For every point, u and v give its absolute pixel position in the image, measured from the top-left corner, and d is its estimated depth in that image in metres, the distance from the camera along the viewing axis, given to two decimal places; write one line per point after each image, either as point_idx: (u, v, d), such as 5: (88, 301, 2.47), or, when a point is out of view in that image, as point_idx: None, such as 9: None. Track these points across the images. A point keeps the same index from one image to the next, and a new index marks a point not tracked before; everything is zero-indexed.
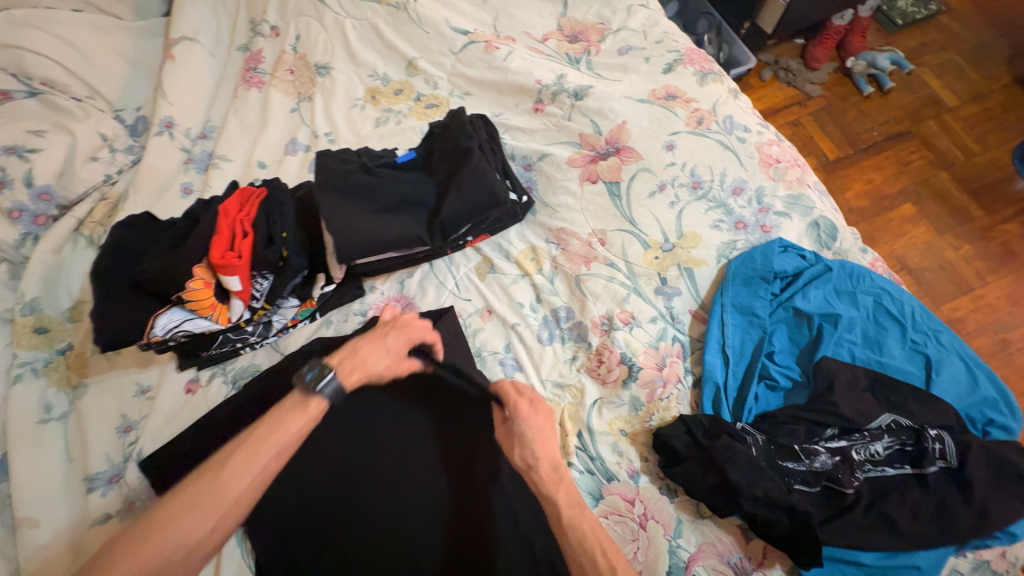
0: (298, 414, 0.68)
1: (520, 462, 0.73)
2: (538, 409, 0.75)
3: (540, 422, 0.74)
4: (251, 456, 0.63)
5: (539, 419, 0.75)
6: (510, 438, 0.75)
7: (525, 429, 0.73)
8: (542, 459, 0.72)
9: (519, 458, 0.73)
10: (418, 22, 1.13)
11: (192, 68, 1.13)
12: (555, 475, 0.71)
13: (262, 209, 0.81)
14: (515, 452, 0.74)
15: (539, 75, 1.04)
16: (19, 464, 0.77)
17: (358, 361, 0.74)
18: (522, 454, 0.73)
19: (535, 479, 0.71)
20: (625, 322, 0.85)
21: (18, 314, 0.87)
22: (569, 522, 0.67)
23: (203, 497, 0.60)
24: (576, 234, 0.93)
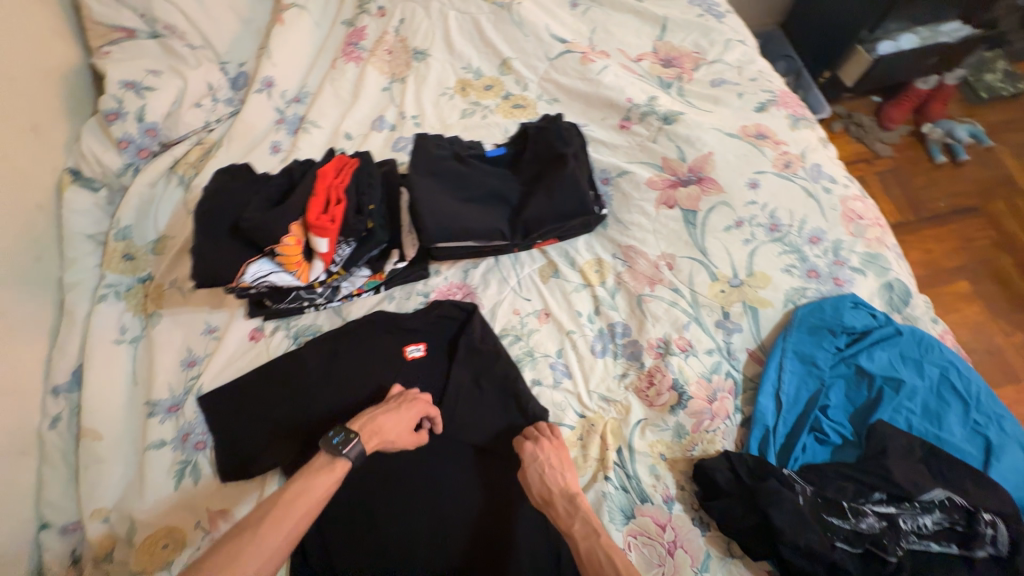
0: (325, 475, 0.68)
1: (539, 499, 0.75)
2: (544, 445, 0.78)
3: (549, 455, 0.77)
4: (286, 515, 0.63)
5: (551, 458, 0.77)
6: (527, 478, 0.77)
7: (537, 470, 0.76)
8: (556, 491, 0.74)
9: (536, 495, 0.75)
10: (518, 24, 1.16)
11: (299, 35, 1.18)
12: (571, 508, 0.73)
13: (354, 180, 0.85)
14: (529, 491, 0.76)
15: (631, 93, 1.05)
16: (93, 378, 0.83)
17: (376, 425, 0.75)
18: (535, 492, 0.75)
19: (554, 512, 0.73)
20: (682, 349, 0.86)
21: (112, 239, 0.94)
22: (586, 553, 0.68)
23: (241, 555, 0.58)
24: (644, 254, 0.94)
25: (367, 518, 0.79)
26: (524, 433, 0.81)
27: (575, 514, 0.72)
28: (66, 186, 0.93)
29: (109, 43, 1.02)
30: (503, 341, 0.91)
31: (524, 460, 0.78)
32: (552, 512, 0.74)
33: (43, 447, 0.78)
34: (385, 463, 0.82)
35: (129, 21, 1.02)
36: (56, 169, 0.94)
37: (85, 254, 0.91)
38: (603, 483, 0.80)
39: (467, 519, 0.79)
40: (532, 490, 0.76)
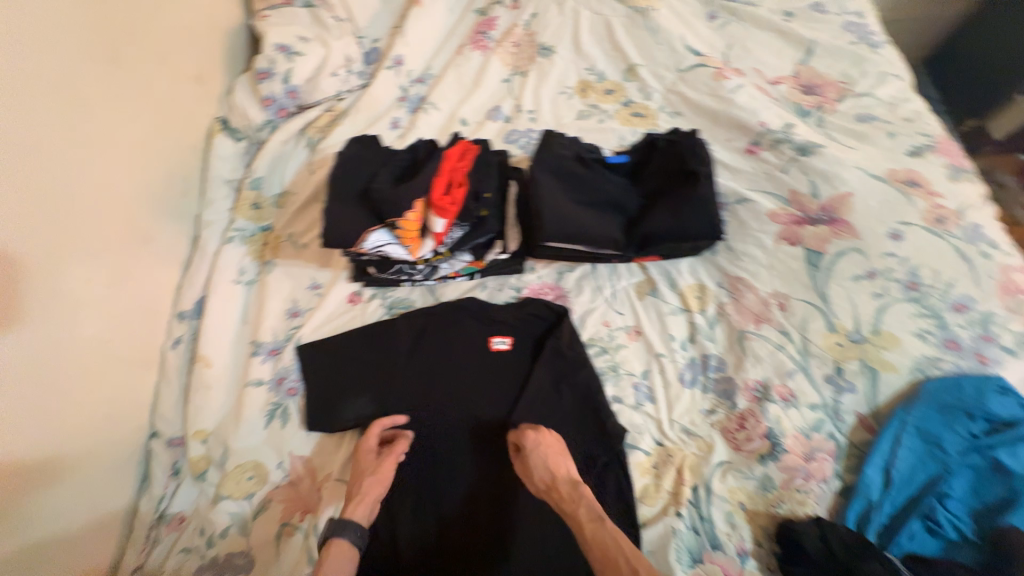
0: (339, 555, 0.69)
1: (540, 484, 0.75)
2: (544, 433, 0.79)
3: (550, 443, 0.78)
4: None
5: (553, 446, 0.78)
6: (527, 468, 0.77)
7: (540, 456, 0.76)
8: (561, 476, 0.74)
9: (536, 481, 0.75)
10: (652, 31, 1.13)
11: (434, 19, 1.22)
12: (573, 494, 0.73)
13: (474, 167, 0.86)
14: (531, 480, 0.76)
15: (766, 117, 0.99)
16: (212, 311, 0.90)
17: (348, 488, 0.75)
18: (535, 480, 0.75)
19: (560, 497, 0.73)
20: (782, 398, 0.80)
21: (245, 187, 1.02)
22: (594, 536, 0.67)
23: None
24: (754, 289, 0.88)
25: (432, 497, 0.79)
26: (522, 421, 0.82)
27: (579, 500, 0.72)
28: (215, 132, 1.02)
29: (269, 8, 1.10)
30: (588, 350, 0.89)
31: (525, 449, 0.78)
32: (559, 497, 0.73)
33: (163, 364, 0.87)
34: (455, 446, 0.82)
35: None
36: (210, 117, 1.03)
37: (221, 197, 1.00)
38: (674, 519, 0.76)
39: (500, 510, 0.78)
40: (532, 479, 0.75)
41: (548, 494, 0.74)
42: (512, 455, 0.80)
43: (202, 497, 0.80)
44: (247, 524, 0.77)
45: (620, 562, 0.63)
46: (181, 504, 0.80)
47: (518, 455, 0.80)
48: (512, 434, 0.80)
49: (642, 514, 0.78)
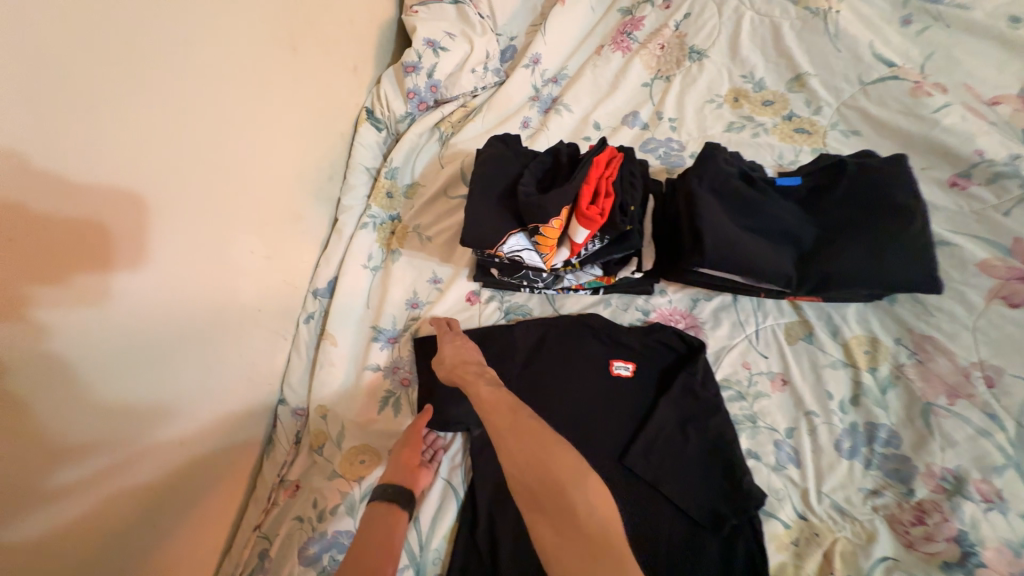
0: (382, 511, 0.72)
1: (447, 365, 0.78)
2: (458, 332, 0.84)
3: (461, 336, 0.83)
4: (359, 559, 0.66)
5: (463, 338, 0.82)
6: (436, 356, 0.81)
7: (449, 342, 0.81)
8: (469, 357, 0.79)
9: (445, 361, 0.78)
10: (832, 36, 0.98)
11: (576, 17, 1.17)
12: (479, 370, 0.76)
13: (621, 176, 0.80)
14: (438, 363, 0.79)
15: (983, 144, 0.81)
16: (342, 292, 0.94)
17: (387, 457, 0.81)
18: (443, 361, 0.78)
19: (462, 371, 0.75)
20: (983, 498, 0.64)
21: (382, 176, 1.05)
22: (489, 395, 0.70)
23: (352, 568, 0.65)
24: (949, 355, 0.72)
25: None
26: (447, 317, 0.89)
27: (481, 372, 0.75)
28: (361, 121, 1.07)
29: None
30: (722, 393, 0.79)
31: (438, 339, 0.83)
32: (464, 368, 0.76)
33: (296, 335, 0.92)
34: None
35: None
36: (358, 106, 1.08)
37: (360, 183, 1.04)
38: None
39: None
40: (441, 360, 0.79)
41: (452, 373, 0.77)
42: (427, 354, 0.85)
43: (317, 470, 0.83)
44: (355, 506, 0.78)
45: (506, 405, 0.68)
46: (297, 472, 0.84)
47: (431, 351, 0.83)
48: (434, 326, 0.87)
49: None
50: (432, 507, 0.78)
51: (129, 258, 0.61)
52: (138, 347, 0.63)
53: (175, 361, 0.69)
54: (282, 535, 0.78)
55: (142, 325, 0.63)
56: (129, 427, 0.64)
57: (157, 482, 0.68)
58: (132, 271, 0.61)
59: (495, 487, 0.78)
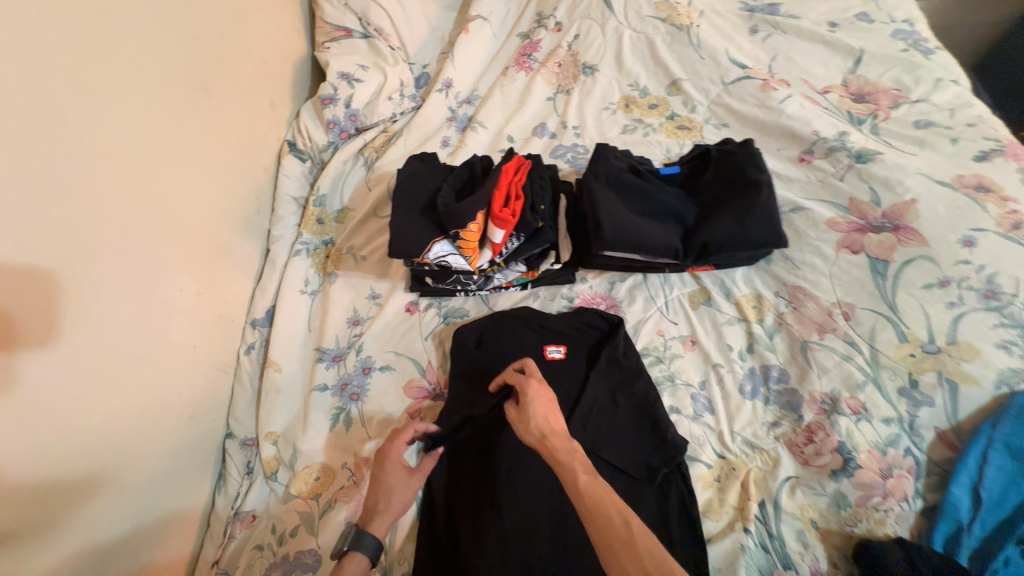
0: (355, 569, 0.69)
1: (534, 433, 0.71)
2: (543, 390, 0.76)
3: (543, 397, 0.75)
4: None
5: (545, 399, 0.75)
6: (521, 416, 0.74)
7: (532, 406, 0.74)
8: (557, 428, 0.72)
9: (533, 429, 0.72)
10: (696, 46, 1.15)
11: (479, 44, 1.28)
12: (571, 449, 0.69)
13: (529, 180, 0.89)
14: (525, 429, 0.72)
15: (818, 126, 0.99)
16: (281, 320, 0.95)
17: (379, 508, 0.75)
18: (529, 429, 0.72)
19: (551, 447, 0.69)
20: (853, 411, 0.77)
21: (311, 204, 1.09)
22: (587, 487, 0.63)
23: None
24: (815, 298, 0.86)
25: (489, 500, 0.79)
26: (522, 360, 0.81)
27: (574, 453, 0.68)
28: (284, 153, 1.10)
29: (331, 40, 1.20)
30: (643, 360, 0.88)
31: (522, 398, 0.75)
32: (549, 445, 0.69)
33: (238, 369, 0.92)
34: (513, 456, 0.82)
35: (350, 23, 1.20)
36: (279, 140, 1.11)
37: (289, 213, 1.07)
38: (743, 534, 0.73)
39: (529, 508, 0.78)
40: (528, 427, 0.72)
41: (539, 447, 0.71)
42: (510, 407, 0.76)
43: (273, 497, 0.83)
44: (315, 523, 0.79)
45: (613, 517, 0.60)
46: (253, 503, 0.84)
47: (513, 404, 0.76)
48: (513, 379, 0.78)
49: (706, 529, 0.76)
50: None
51: (38, 321, 0.60)
52: (63, 407, 0.63)
53: (96, 423, 0.67)
54: (243, 566, 0.78)
55: (59, 383, 0.63)
56: (56, 492, 0.63)
57: (93, 535, 0.67)
58: (45, 320, 0.61)
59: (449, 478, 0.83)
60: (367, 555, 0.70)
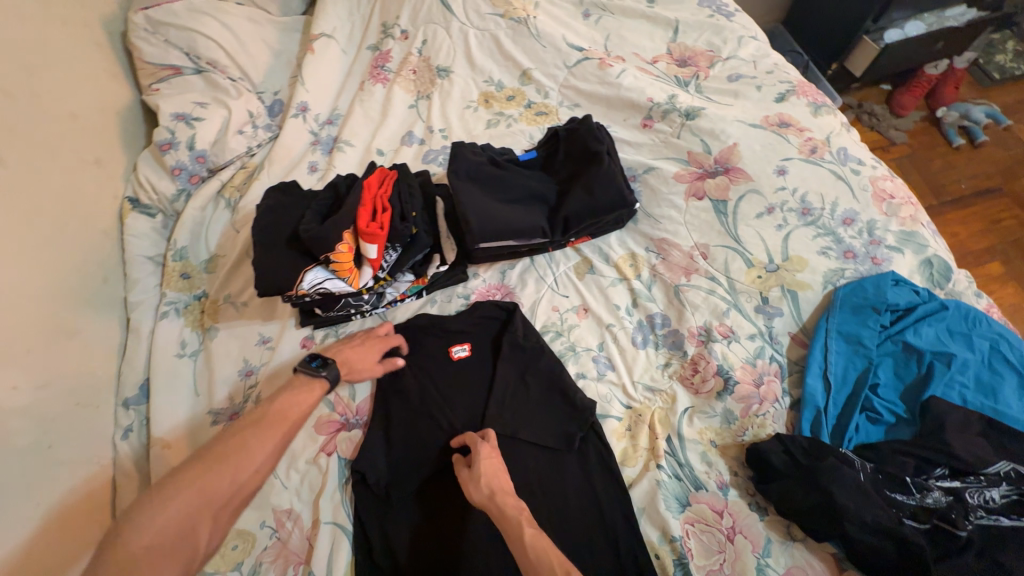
0: (305, 396, 0.79)
1: (485, 490, 0.74)
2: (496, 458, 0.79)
3: (497, 463, 0.78)
4: (264, 437, 0.73)
5: (498, 464, 0.78)
6: (473, 475, 0.76)
7: (486, 462, 0.77)
8: (506, 489, 0.75)
9: (483, 487, 0.74)
10: (536, 36, 1.21)
11: (329, 62, 1.26)
12: (518, 506, 0.73)
13: (396, 190, 0.90)
14: (474, 486, 0.74)
15: (651, 93, 1.09)
16: (159, 393, 0.87)
17: (350, 357, 0.84)
18: (479, 487, 0.74)
19: (500, 504, 0.72)
20: (723, 336, 0.87)
21: (170, 260, 1.00)
22: (533, 540, 0.67)
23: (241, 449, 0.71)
24: (677, 246, 0.96)
25: (422, 513, 0.80)
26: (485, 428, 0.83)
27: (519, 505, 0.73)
28: (126, 213, 1.00)
29: (159, 81, 1.11)
30: (544, 338, 0.93)
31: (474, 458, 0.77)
32: (498, 504, 0.72)
33: (117, 458, 0.83)
34: (439, 463, 0.83)
35: (177, 59, 1.12)
36: (117, 198, 1.01)
37: (145, 274, 0.97)
38: (657, 471, 0.80)
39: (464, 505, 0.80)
40: (478, 485, 0.74)
41: (486, 506, 0.73)
42: (460, 468, 0.78)
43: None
44: None
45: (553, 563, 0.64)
46: None
47: (462, 466, 0.78)
48: (468, 439, 0.80)
49: (627, 476, 0.82)
50: (325, 554, 0.76)
51: None
52: None
53: None
54: None
55: None
56: None
57: None
58: None
59: (376, 503, 0.81)
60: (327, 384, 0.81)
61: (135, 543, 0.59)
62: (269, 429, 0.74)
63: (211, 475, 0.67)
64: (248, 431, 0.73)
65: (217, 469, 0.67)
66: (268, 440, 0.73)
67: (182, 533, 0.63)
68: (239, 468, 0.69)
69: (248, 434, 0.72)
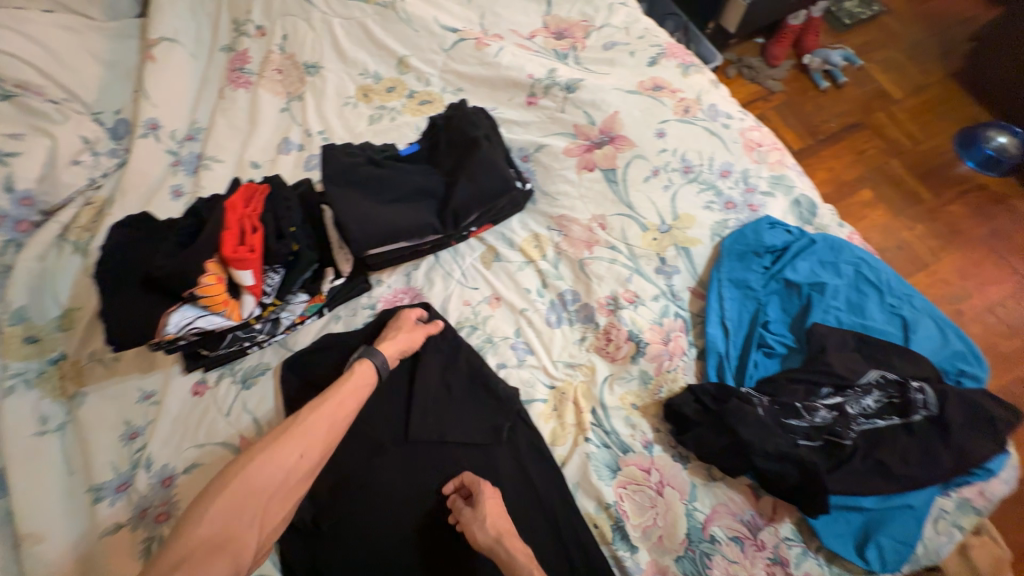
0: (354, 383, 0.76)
1: (490, 533, 0.71)
2: (490, 499, 0.74)
3: (493, 500, 0.74)
4: (307, 436, 0.68)
5: (494, 503, 0.74)
6: (474, 518, 0.72)
7: (487, 500, 0.74)
8: (503, 530, 0.72)
9: (489, 528, 0.71)
10: (406, 20, 1.15)
11: (175, 69, 1.10)
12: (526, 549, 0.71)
13: (268, 207, 0.82)
14: (480, 533, 0.71)
15: (531, 69, 1.07)
16: (18, 482, 0.73)
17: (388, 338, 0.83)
18: (484, 529, 0.71)
19: (508, 548, 0.70)
20: (630, 302, 0.89)
21: (4, 323, 0.83)
22: None
23: (293, 435, 0.68)
24: (576, 220, 0.96)
25: (357, 540, 0.76)
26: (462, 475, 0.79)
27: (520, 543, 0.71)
28: None
29: None
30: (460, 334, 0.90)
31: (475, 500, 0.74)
32: (505, 546, 0.70)
33: None
34: (386, 485, 0.80)
35: None
36: None
37: None
38: (585, 445, 0.82)
39: (399, 521, 0.78)
40: (483, 525, 0.71)
41: (493, 549, 0.70)
42: (460, 505, 0.75)
43: None
44: None
45: None
46: None
47: (467, 504, 0.75)
48: (467, 478, 0.77)
49: (559, 456, 0.82)
50: None
51: None
52: None
53: None
54: None
55: None
56: None
57: None
58: None
59: (305, 540, 0.77)
60: (371, 373, 0.78)
61: (189, 542, 0.57)
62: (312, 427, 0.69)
63: (251, 474, 0.63)
64: (292, 430, 0.68)
65: (262, 465, 0.64)
66: (309, 442, 0.68)
67: (231, 527, 0.59)
68: (279, 465, 0.65)
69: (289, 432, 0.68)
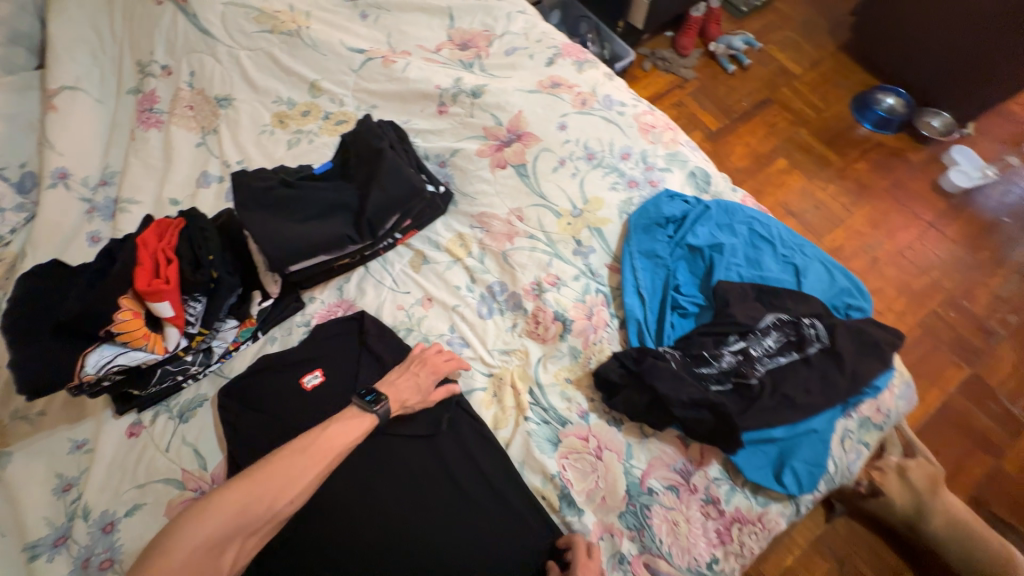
0: (353, 422, 0.79)
1: None
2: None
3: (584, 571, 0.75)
4: (299, 475, 0.72)
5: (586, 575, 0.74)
6: None
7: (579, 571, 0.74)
8: None
9: None
10: (313, 46, 1.18)
11: (79, 118, 1.10)
12: None
13: (183, 238, 0.83)
14: None
15: (438, 81, 1.13)
16: None
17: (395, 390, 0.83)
18: None
19: None
20: (553, 285, 0.95)
21: None
22: None
23: (289, 471, 0.72)
24: (496, 216, 1.01)
25: (312, 550, 0.78)
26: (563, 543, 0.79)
27: None
28: None
29: None
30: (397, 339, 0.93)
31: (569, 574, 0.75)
32: None
33: None
34: (337, 494, 0.81)
35: None
36: None
37: None
38: (525, 424, 0.86)
39: (353, 527, 0.79)
40: None
41: None
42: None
43: None
44: None
45: None
46: None
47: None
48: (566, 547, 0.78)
49: (503, 438, 0.87)
50: None
51: None
52: None
53: None
54: None
55: None
56: None
57: None
58: None
59: (260, 561, 0.78)
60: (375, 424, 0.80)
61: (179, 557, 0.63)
62: (307, 464, 0.73)
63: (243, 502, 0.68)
64: (288, 466, 0.72)
65: (254, 493, 0.69)
66: (302, 479, 0.72)
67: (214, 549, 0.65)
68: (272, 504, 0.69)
69: (282, 469, 0.72)
